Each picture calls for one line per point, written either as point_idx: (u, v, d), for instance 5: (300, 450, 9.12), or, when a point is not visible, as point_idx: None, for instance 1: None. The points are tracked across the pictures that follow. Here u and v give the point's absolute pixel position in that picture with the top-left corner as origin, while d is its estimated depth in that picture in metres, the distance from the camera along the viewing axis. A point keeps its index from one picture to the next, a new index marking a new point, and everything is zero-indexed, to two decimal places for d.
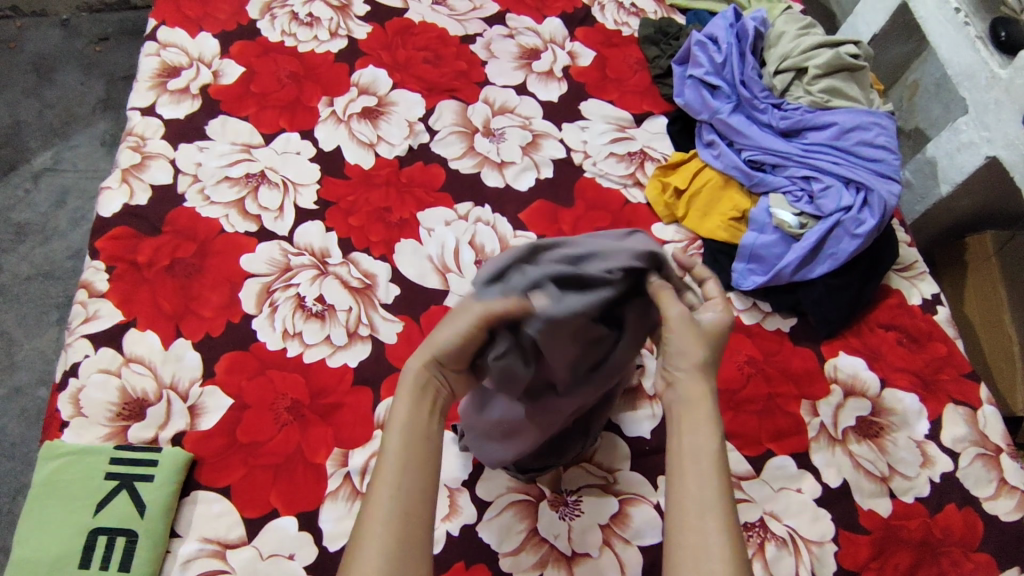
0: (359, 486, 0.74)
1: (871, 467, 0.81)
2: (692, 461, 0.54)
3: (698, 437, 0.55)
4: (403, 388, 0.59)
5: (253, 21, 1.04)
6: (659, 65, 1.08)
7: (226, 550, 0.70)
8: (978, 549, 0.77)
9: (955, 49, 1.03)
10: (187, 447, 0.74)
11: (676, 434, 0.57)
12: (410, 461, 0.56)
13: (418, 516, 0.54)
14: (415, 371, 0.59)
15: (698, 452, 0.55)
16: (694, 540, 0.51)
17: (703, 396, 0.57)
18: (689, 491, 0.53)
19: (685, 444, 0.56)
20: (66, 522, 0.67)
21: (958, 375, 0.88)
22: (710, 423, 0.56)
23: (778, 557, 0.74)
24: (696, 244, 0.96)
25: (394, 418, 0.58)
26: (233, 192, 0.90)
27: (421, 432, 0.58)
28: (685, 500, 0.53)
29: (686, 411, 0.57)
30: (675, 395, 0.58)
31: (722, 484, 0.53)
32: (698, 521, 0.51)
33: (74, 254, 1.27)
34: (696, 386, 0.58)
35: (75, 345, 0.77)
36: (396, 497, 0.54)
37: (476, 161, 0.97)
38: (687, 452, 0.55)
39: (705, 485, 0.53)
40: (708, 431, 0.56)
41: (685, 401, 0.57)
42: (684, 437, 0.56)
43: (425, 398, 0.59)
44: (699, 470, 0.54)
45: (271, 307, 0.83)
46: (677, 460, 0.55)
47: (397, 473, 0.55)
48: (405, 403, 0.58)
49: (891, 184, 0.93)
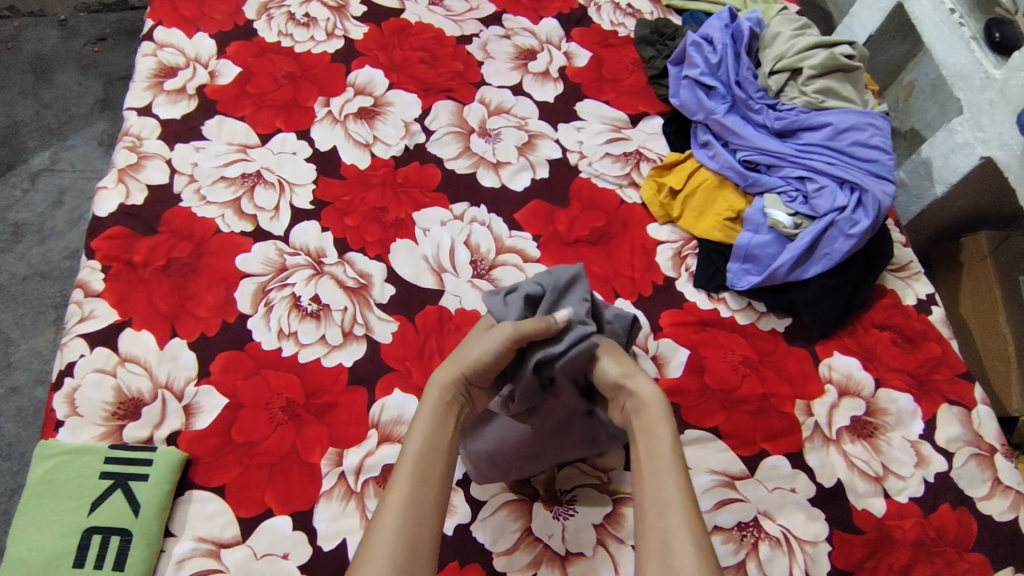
0: (356, 486, 0.74)
1: (865, 466, 0.81)
2: (651, 463, 0.59)
3: (653, 441, 0.60)
4: (425, 402, 0.63)
5: (250, 22, 1.04)
6: (655, 65, 1.08)
7: (219, 549, 0.70)
8: (971, 550, 0.77)
9: (949, 50, 1.03)
10: (182, 447, 0.74)
11: (636, 446, 0.61)
12: (429, 472, 0.58)
13: (430, 524, 0.56)
14: (441, 388, 0.63)
15: (655, 455, 0.59)
16: (659, 541, 0.53)
17: (654, 402, 0.62)
18: (650, 490, 0.57)
19: (643, 452, 0.60)
20: (60, 521, 0.67)
21: (952, 376, 0.88)
22: (665, 425, 0.61)
23: (771, 557, 0.74)
24: (691, 244, 0.96)
25: (413, 432, 0.61)
26: (229, 191, 0.90)
27: (439, 445, 0.61)
28: (647, 501, 0.56)
29: (641, 419, 0.62)
30: (629, 410, 0.64)
31: (676, 476, 0.57)
32: (659, 518, 0.55)
33: (71, 254, 1.27)
34: (642, 393, 0.63)
35: (71, 345, 0.77)
36: (412, 503, 0.56)
37: (472, 161, 0.97)
38: (646, 457, 0.59)
39: (661, 482, 0.57)
40: (660, 433, 0.60)
41: (640, 411, 0.63)
42: (643, 443, 0.60)
43: (446, 417, 0.63)
44: (657, 471, 0.58)
45: (266, 307, 0.83)
46: (640, 469, 0.59)
47: (413, 485, 0.57)
48: (428, 417, 0.62)
49: (885, 184, 0.93)
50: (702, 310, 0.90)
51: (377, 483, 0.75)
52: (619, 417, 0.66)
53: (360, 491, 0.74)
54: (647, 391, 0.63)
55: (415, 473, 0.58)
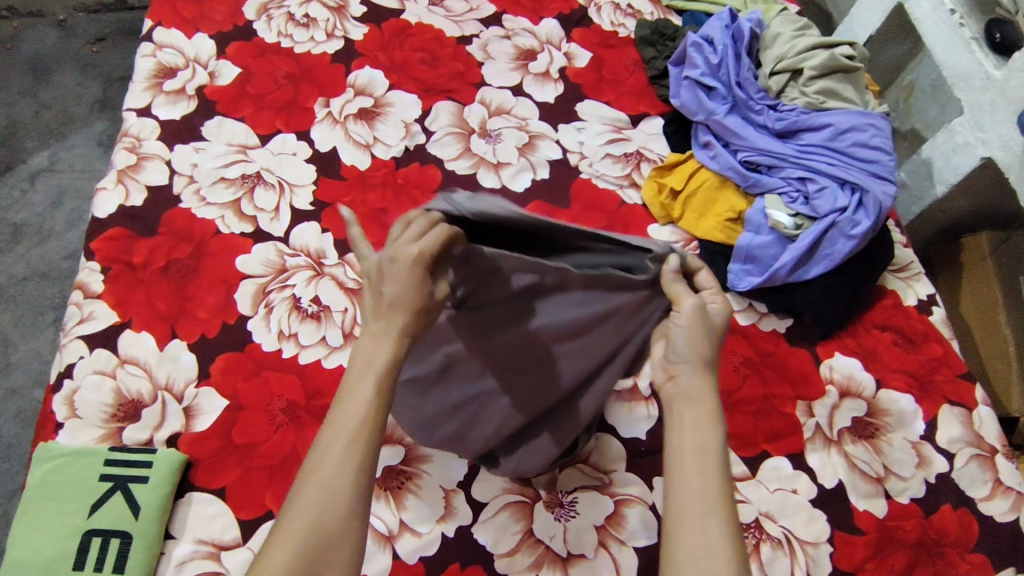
0: (391, 528, 0.71)
1: (866, 468, 0.81)
2: (696, 457, 0.51)
3: (700, 436, 0.51)
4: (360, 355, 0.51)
5: (249, 22, 1.04)
6: (655, 66, 1.08)
7: (220, 551, 0.70)
8: (973, 550, 0.77)
9: (951, 51, 1.03)
10: (182, 449, 0.74)
11: (675, 429, 0.52)
12: (371, 434, 0.49)
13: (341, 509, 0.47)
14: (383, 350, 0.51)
15: (702, 450, 0.51)
16: (695, 541, 0.47)
17: (706, 392, 0.54)
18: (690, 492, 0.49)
19: (683, 442, 0.52)
20: (59, 523, 0.67)
21: (953, 376, 0.88)
22: (712, 422, 0.52)
23: (773, 558, 0.74)
24: (692, 244, 0.96)
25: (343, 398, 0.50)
26: (229, 192, 0.90)
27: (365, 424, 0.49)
28: (689, 496, 0.49)
29: (686, 407, 0.53)
30: (676, 389, 0.54)
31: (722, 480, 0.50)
32: (700, 510, 0.48)
33: (70, 254, 1.27)
34: (698, 382, 0.54)
35: (70, 346, 0.77)
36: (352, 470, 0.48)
37: (472, 162, 0.97)
38: (691, 451, 0.51)
39: (707, 476, 0.50)
40: (708, 428, 0.52)
41: (687, 398, 0.53)
42: (677, 433, 0.52)
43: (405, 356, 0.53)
44: (702, 468, 0.50)
45: (267, 308, 0.83)
46: (676, 458, 0.51)
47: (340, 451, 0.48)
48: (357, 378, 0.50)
49: (886, 185, 0.93)
50: None
51: (411, 525, 0.72)
52: (658, 380, 0.57)
53: (396, 534, 0.71)
54: (701, 383, 0.54)
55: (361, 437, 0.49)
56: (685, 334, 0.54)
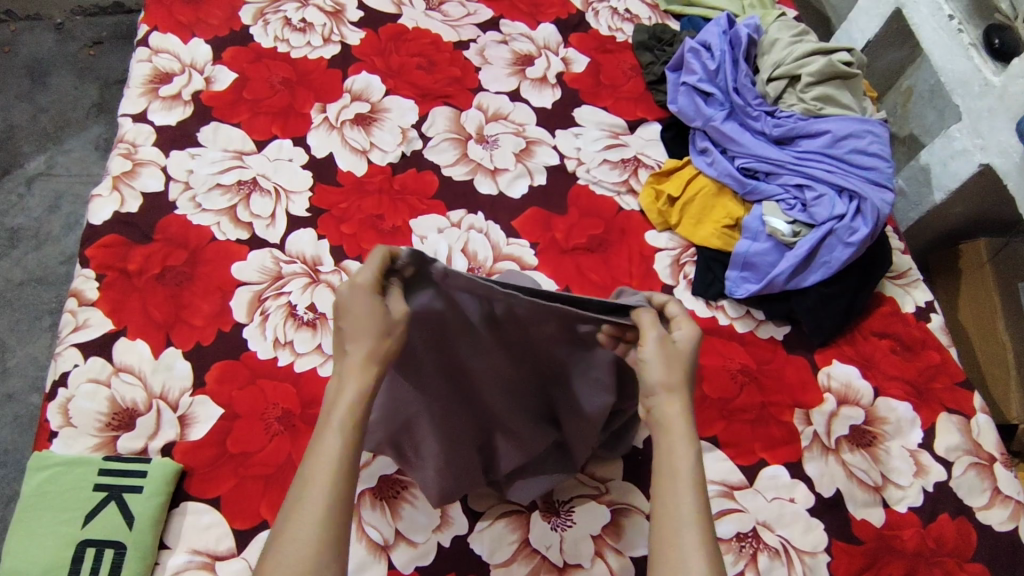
0: (388, 538, 0.71)
1: (864, 476, 0.80)
2: (670, 478, 0.50)
3: (674, 456, 0.51)
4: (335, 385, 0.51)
5: (245, 27, 1.04)
6: (653, 71, 1.08)
7: (214, 562, 0.69)
8: (971, 560, 0.76)
9: (949, 57, 1.02)
10: (177, 458, 0.73)
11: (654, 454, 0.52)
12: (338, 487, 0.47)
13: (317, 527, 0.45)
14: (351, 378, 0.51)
15: (675, 468, 0.50)
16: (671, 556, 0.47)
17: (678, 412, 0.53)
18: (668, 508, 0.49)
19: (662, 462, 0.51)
20: (53, 534, 0.67)
21: (952, 384, 0.88)
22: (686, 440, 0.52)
23: (770, 568, 0.73)
24: (690, 251, 0.95)
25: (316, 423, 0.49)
26: (225, 199, 0.89)
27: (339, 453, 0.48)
28: (664, 516, 0.49)
29: (661, 431, 0.53)
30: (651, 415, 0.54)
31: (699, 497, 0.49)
32: (673, 528, 0.48)
33: (67, 259, 1.26)
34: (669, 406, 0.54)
35: (65, 354, 0.77)
36: (329, 512, 0.46)
37: (470, 168, 0.97)
38: (666, 470, 0.51)
39: (680, 495, 0.49)
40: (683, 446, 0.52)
41: (661, 422, 0.53)
42: (659, 456, 0.52)
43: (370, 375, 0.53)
44: (676, 486, 0.50)
45: (262, 316, 0.82)
46: (656, 480, 0.51)
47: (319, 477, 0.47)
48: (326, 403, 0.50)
49: (884, 192, 0.93)
50: (700, 318, 0.90)
51: (407, 534, 0.71)
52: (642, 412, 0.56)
53: (392, 544, 0.71)
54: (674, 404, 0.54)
55: (326, 480, 0.47)
56: (651, 366, 0.55)
